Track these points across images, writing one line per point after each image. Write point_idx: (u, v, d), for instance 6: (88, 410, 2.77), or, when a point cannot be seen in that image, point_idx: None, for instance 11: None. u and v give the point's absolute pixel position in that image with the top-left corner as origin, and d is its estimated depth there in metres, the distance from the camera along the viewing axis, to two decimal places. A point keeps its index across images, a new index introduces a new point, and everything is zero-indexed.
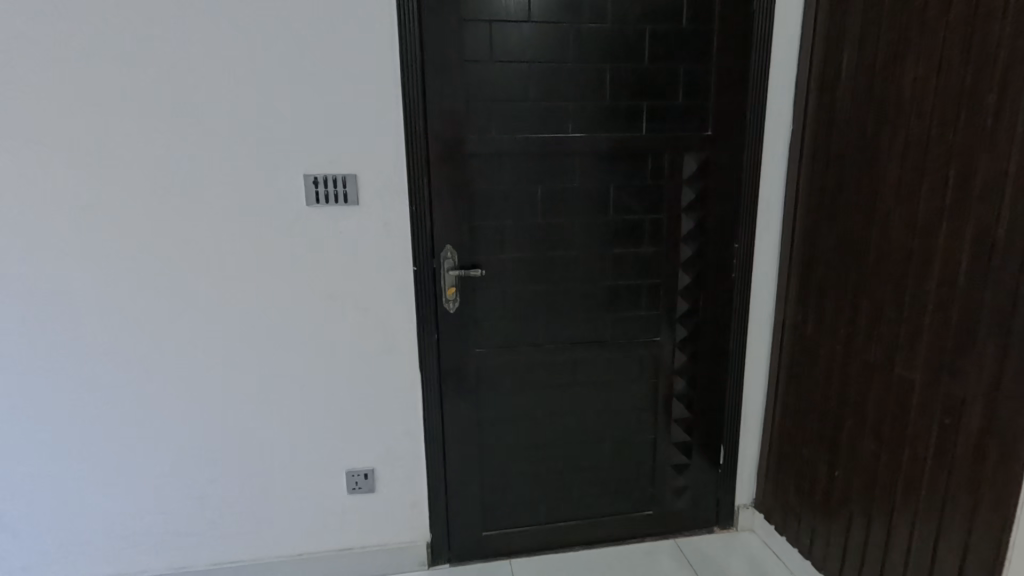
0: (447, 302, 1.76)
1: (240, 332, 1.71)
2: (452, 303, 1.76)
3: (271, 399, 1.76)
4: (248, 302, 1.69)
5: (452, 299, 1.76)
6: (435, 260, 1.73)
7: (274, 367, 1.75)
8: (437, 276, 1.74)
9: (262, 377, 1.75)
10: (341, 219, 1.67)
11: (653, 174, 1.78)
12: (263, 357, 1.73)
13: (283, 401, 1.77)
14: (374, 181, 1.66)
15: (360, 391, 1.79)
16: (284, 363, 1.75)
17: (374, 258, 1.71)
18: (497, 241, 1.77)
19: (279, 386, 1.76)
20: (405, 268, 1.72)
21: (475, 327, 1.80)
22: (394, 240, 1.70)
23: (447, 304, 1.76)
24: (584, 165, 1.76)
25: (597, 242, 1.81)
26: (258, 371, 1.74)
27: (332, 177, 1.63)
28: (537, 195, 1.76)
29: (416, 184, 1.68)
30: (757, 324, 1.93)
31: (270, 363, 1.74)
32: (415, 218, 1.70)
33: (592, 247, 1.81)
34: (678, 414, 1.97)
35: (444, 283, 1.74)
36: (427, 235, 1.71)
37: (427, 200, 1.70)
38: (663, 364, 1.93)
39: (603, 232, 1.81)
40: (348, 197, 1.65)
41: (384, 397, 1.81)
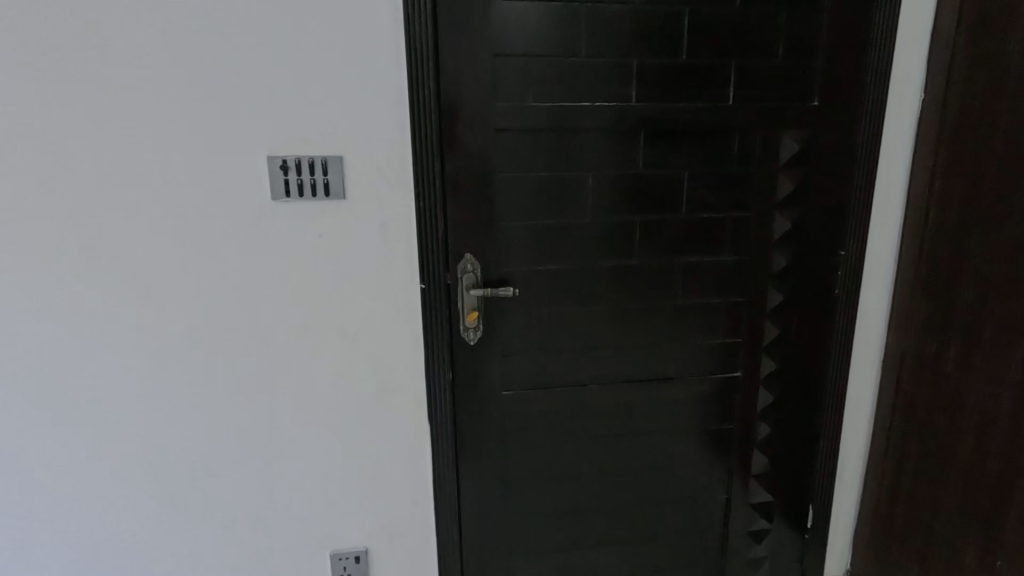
0: (465, 332, 1.31)
1: (189, 372, 1.26)
2: (472, 333, 1.31)
3: (231, 460, 1.32)
4: (197, 335, 1.24)
5: (472, 328, 1.31)
6: (449, 275, 1.29)
7: (234, 420, 1.30)
8: (451, 297, 1.30)
9: (220, 433, 1.30)
10: (320, 217, 1.21)
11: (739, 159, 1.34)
12: (219, 407, 1.29)
13: (248, 461, 1.33)
14: (367, 167, 1.20)
15: (350, 447, 1.35)
16: (247, 414, 1.30)
17: (368, 271, 1.25)
18: (532, 250, 1.32)
19: (242, 441, 1.31)
20: (410, 284, 1.27)
21: (501, 363, 1.36)
22: (395, 248, 1.25)
23: (465, 335, 1.31)
24: (650, 146, 1.31)
25: (664, 249, 1.36)
26: (213, 423, 1.29)
27: (309, 160, 1.17)
28: (585, 187, 1.31)
29: (424, 171, 1.22)
30: (862, 354, 1.49)
31: (230, 411, 1.29)
32: (421, 217, 1.24)
33: (657, 256, 1.37)
34: (758, 468, 1.54)
35: (461, 307, 1.30)
36: (440, 241, 1.26)
37: (437, 193, 1.24)
38: (742, 406, 1.49)
39: (672, 237, 1.36)
40: (330, 188, 1.19)
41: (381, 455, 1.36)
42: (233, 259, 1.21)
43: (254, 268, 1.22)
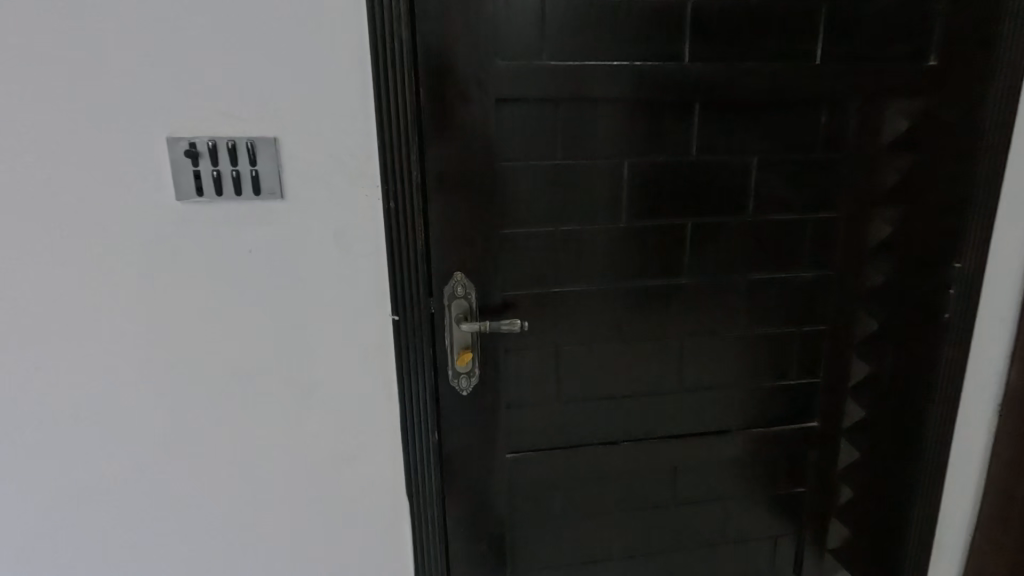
0: (455, 379, 0.97)
1: (79, 442, 0.91)
2: (464, 381, 0.97)
3: (144, 556, 0.98)
4: (87, 394, 0.89)
5: (464, 374, 0.96)
6: (433, 302, 0.94)
7: (144, 506, 0.95)
8: (436, 332, 0.95)
9: (126, 524, 0.96)
10: (249, 225, 0.86)
11: (824, 141, 0.99)
12: (123, 490, 0.94)
13: (165, 553, 0.98)
14: (314, 153, 0.84)
15: (303, 531, 1.01)
16: (163, 497, 0.95)
17: (321, 298, 0.90)
18: (545, 267, 0.98)
19: (157, 529, 0.97)
20: (380, 315, 0.92)
21: (505, 417, 1.02)
22: (357, 268, 0.90)
23: (455, 382, 0.97)
24: (708, 125, 0.96)
25: (724, 262, 1.02)
26: (114, 506, 0.95)
27: (229, 144, 0.81)
28: (619, 181, 0.96)
29: (394, 161, 0.87)
30: (977, 400, 1.11)
31: (138, 489, 0.94)
32: (392, 223, 0.89)
33: (713, 272, 1.02)
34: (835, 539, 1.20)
35: (449, 346, 0.95)
36: (420, 256, 0.92)
37: (415, 190, 0.89)
38: (818, 465, 1.15)
39: (734, 246, 1.01)
40: (260, 183, 0.84)
41: (347, 540, 1.02)
42: (131, 284, 0.86)
43: (162, 296, 0.87)
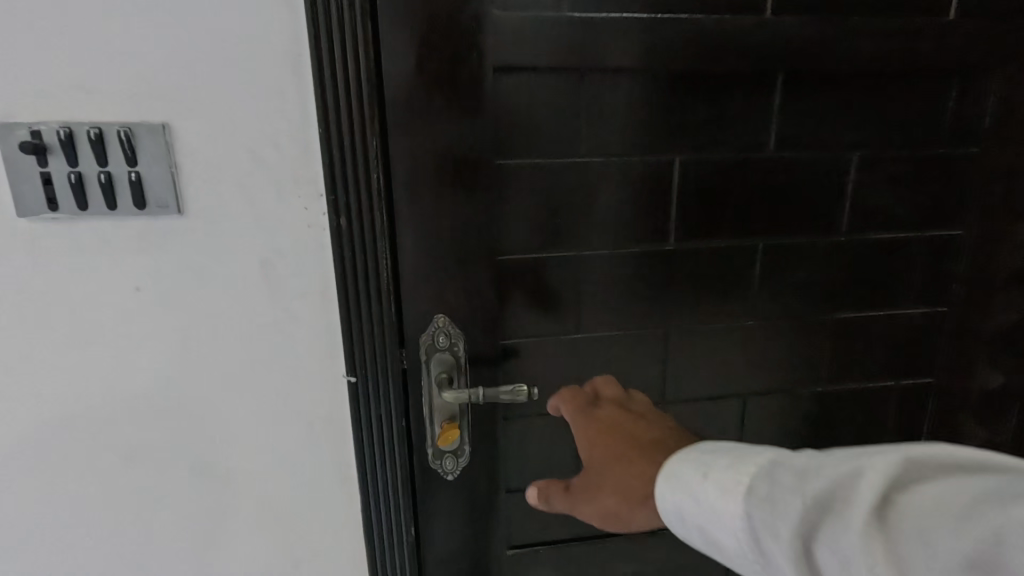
0: (436, 462, 0.70)
1: None
2: (449, 463, 0.71)
3: None
4: None
5: (450, 454, 0.71)
6: (405, 357, 0.68)
7: None
8: (410, 398, 0.69)
9: None
10: (134, 253, 0.59)
11: (948, 135, 0.71)
12: None
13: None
14: (224, 148, 0.57)
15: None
16: None
17: (243, 356, 0.64)
18: (562, 305, 0.71)
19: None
20: (329, 377, 0.66)
21: (508, 498, 0.77)
22: (295, 312, 0.63)
23: (437, 465, 0.71)
24: (793, 107, 0.68)
25: (804, 299, 0.75)
26: None
27: (92, 133, 0.54)
28: (667, 188, 0.69)
29: (345, 161, 0.59)
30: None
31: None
32: (344, 251, 0.61)
33: (788, 312, 0.75)
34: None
35: (428, 419, 0.69)
36: (386, 298, 0.64)
37: (378, 203, 0.61)
38: None
39: (817, 278, 0.74)
40: (144, 192, 0.57)
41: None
42: None
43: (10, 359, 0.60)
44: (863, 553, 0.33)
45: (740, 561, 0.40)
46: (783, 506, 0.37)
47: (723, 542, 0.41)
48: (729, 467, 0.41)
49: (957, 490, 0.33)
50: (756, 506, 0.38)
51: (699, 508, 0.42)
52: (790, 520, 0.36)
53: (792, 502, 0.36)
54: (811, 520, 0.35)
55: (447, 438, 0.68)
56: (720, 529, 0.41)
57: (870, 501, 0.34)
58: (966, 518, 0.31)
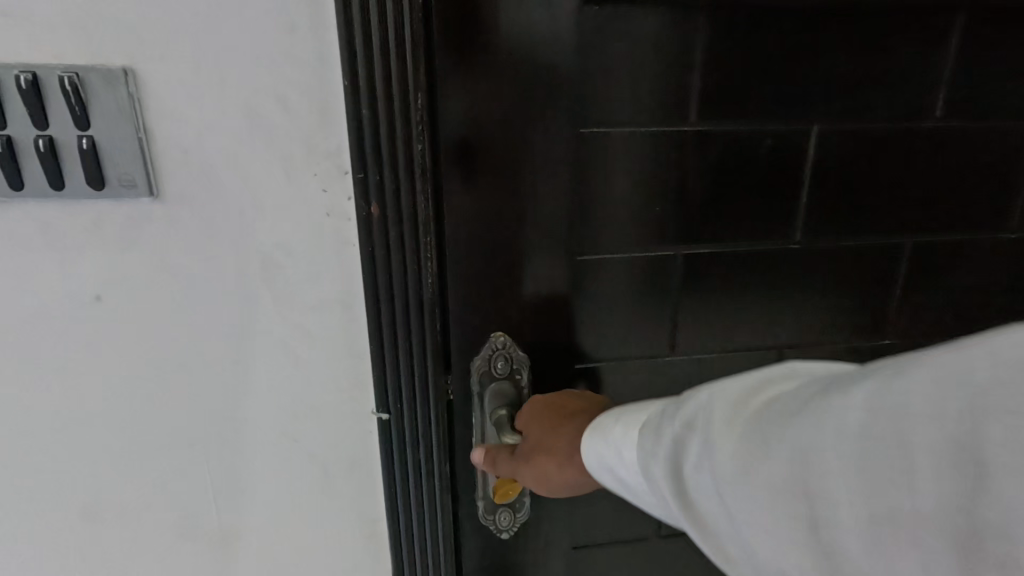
0: (487, 518, 0.56)
1: None
2: (505, 519, 0.56)
3: None
4: None
5: (506, 508, 0.56)
6: (451, 387, 0.53)
7: None
8: (458, 438, 0.54)
9: None
10: (92, 251, 0.43)
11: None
12: None
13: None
14: (210, 107, 0.41)
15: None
16: None
17: (241, 387, 0.48)
18: (653, 321, 0.55)
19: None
20: (352, 413, 0.50)
21: (572, 555, 0.62)
22: (308, 328, 0.47)
23: (490, 522, 0.57)
24: (973, 58, 0.50)
25: (952, 311, 0.59)
26: None
27: (22, 80, 0.38)
28: (801, 169, 0.52)
29: (378, 128, 0.43)
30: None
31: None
32: (376, 252, 0.45)
33: (932, 327, 0.59)
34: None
35: (481, 465, 0.54)
36: (430, 313, 0.48)
37: (422, 186, 0.45)
38: None
39: (971, 287, 0.58)
40: (100, 167, 0.40)
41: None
42: None
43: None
44: (726, 451, 0.28)
45: (651, 505, 0.34)
46: (667, 426, 0.32)
47: (633, 486, 0.35)
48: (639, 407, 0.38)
49: (828, 377, 0.29)
50: (647, 436, 0.33)
51: (604, 450, 0.37)
52: (664, 438, 0.32)
53: (672, 419, 0.32)
54: (686, 428, 0.31)
55: (505, 495, 0.51)
56: (627, 471, 0.35)
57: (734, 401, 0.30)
58: (815, 401, 0.27)
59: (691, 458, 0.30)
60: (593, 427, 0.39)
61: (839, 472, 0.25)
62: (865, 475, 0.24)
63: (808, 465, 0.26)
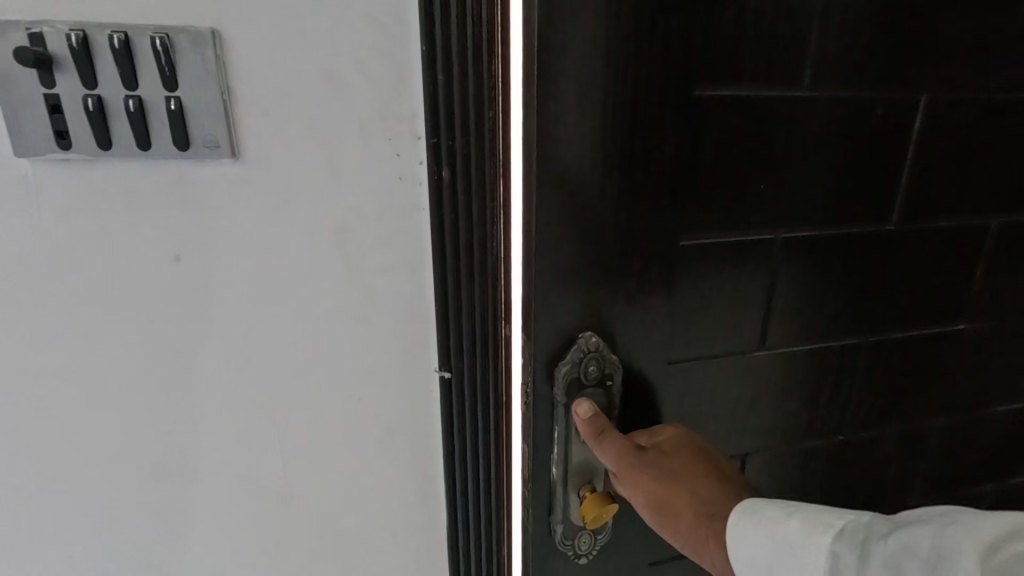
0: (567, 543, 0.58)
1: None
2: (585, 542, 0.59)
3: None
4: None
5: (587, 532, 0.58)
6: (530, 422, 0.53)
7: None
8: (540, 463, 0.55)
9: None
10: (172, 212, 0.44)
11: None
12: None
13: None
14: (290, 68, 0.41)
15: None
16: None
17: (306, 347, 0.49)
18: (732, 295, 0.55)
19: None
20: (414, 377, 0.52)
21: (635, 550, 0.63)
22: (374, 290, 0.48)
23: (570, 547, 0.59)
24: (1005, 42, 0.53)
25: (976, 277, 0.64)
26: None
27: (114, 38, 0.39)
28: (859, 143, 0.53)
29: (454, 96, 0.43)
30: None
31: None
32: (459, 222, 0.46)
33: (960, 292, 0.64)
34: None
35: (563, 484, 0.56)
36: (495, 280, 0.48)
37: (494, 153, 0.45)
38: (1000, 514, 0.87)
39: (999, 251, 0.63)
40: (186, 127, 0.41)
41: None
42: None
43: (13, 348, 0.46)
44: None
45: None
46: (875, 546, 0.36)
47: None
48: (816, 512, 0.40)
49: None
50: (844, 547, 0.36)
51: (779, 549, 0.39)
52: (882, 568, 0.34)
53: (883, 539, 0.35)
54: (902, 550, 0.34)
55: (597, 517, 0.53)
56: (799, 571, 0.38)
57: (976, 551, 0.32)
58: None
59: None
60: (754, 511, 0.43)
61: None
62: None
63: None
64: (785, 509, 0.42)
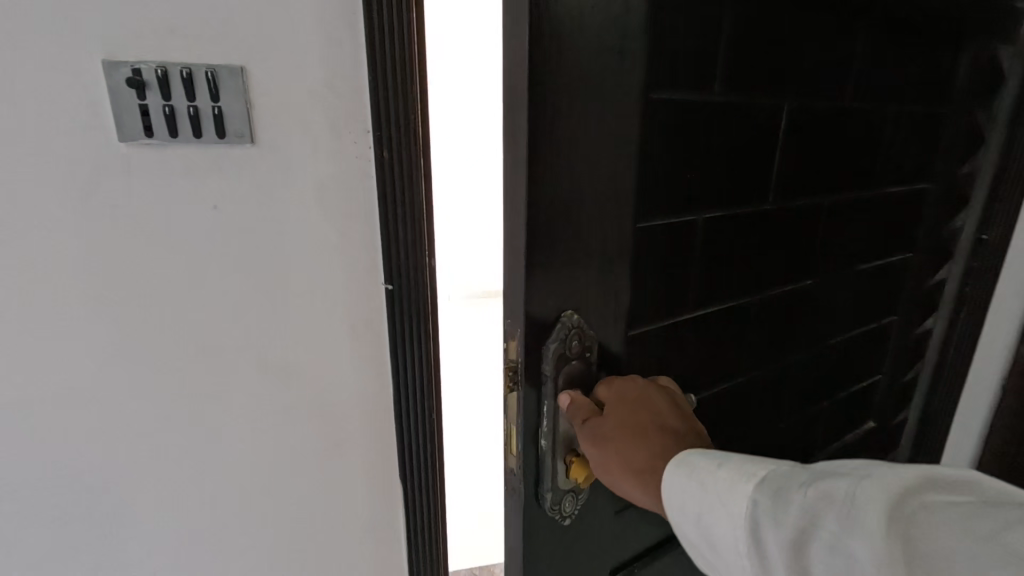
0: (555, 507, 0.77)
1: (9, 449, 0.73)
2: (567, 502, 0.78)
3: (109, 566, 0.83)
4: (15, 391, 0.71)
5: (569, 495, 0.78)
6: (517, 398, 0.70)
7: (99, 510, 0.79)
8: (526, 433, 0.72)
9: (80, 531, 0.80)
10: (214, 176, 0.70)
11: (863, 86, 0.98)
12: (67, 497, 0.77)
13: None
14: (289, 89, 0.69)
15: (299, 528, 0.91)
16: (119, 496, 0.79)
17: (297, 264, 0.77)
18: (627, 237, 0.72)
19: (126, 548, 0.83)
20: (368, 284, 0.80)
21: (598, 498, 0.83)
22: (343, 224, 0.76)
23: (557, 511, 0.78)
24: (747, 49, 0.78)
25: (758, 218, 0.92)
26: (66, 515, 0.78)
27: (183, 72, 0.65)
28: (715, 138, 0.79)
29: (390, 108, 0.73)
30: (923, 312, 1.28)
31: (94, 507, 0.79)
32: (397, 181, 0.76)
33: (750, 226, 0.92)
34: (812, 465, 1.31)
35: (552, 455, 0.73)
36: (420, 217, 0.79)
37: (416, 142, 0.75)
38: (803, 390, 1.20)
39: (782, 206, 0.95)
40: (225, 125, 0.68)
41: (351, 531, 0.94)
42: (66, 254, 0.67)
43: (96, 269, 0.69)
44: (862, 531, 0.43)
45: (732, 552, 0.53)
46: (786, 494, 0.49)
47: (716, 525, 0.54)
48: (741, 463, 0.55)
49: (961, 510, 0.42)
50: (763, 494, 0.51)
51: (709, 492, 0.55)
52: (791, 509, 0.48)
53: (794, 491, 0.49)
54: (808, 499, 0.47)
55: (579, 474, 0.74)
56: (721, 507, 0.54)
57: (872, 499, 0.44)
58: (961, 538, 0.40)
59: (815, 524, 0.46)
60: (682, 460, 0.60)
61: (946, 558, 0.40)
62: (968, 564, 0.39)
63: (918, 553, 0.41)
64: (718, 462, 0.56)
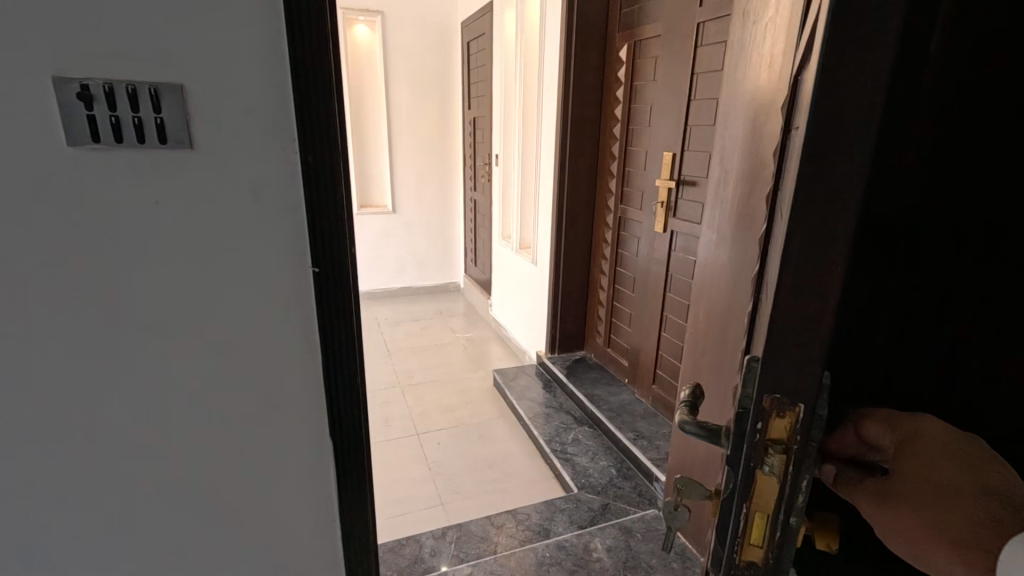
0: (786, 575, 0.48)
1: None
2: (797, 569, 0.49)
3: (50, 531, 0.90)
4: None
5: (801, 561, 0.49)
6: (776, 491, 0.44)
7: (43, 476, 0.87)
8: (782, 529, 0.45)
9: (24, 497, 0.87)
10: (155, 175, 0.82)
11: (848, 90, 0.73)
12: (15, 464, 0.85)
13: (80, 540, 0.92)
14: (221, 102, 0.82)
15: (235, 490, 1.01)
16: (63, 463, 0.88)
17: (232, 251, 0.89)
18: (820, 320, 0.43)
19: (69, 512, 0.90)
20: (297, 267, 0.93)
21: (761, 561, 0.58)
22: (273, 217, 0.89)
23: None
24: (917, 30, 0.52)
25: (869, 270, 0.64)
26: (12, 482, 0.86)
27: (128, 88, 0.77)
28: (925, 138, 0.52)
29: (314, 119, 0.88)
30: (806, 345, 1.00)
31: (37, 472, 0.87)
32: (321, 178, 0.91)
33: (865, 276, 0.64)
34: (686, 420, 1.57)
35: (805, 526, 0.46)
36: (343, 209, 0.95)
37: (337, 146, 0.92)
38: None
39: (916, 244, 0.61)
40: (166, 131, 0.80)
41: (285, 493, 1.05)
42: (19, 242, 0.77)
43: (48, 252, 0.79)
44: None
45: None
46: None
47: None
48: None
49: None
50: None
51: None
52: None
53: None
54: None
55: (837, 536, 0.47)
56: None
57: None
58: None
59: None
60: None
61: None
62: None
63: None
64: None
